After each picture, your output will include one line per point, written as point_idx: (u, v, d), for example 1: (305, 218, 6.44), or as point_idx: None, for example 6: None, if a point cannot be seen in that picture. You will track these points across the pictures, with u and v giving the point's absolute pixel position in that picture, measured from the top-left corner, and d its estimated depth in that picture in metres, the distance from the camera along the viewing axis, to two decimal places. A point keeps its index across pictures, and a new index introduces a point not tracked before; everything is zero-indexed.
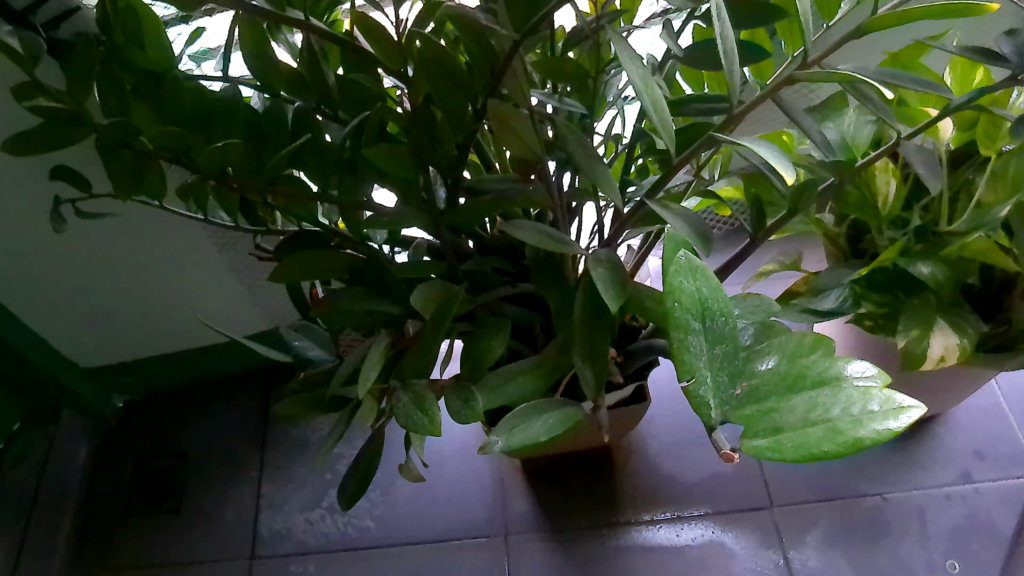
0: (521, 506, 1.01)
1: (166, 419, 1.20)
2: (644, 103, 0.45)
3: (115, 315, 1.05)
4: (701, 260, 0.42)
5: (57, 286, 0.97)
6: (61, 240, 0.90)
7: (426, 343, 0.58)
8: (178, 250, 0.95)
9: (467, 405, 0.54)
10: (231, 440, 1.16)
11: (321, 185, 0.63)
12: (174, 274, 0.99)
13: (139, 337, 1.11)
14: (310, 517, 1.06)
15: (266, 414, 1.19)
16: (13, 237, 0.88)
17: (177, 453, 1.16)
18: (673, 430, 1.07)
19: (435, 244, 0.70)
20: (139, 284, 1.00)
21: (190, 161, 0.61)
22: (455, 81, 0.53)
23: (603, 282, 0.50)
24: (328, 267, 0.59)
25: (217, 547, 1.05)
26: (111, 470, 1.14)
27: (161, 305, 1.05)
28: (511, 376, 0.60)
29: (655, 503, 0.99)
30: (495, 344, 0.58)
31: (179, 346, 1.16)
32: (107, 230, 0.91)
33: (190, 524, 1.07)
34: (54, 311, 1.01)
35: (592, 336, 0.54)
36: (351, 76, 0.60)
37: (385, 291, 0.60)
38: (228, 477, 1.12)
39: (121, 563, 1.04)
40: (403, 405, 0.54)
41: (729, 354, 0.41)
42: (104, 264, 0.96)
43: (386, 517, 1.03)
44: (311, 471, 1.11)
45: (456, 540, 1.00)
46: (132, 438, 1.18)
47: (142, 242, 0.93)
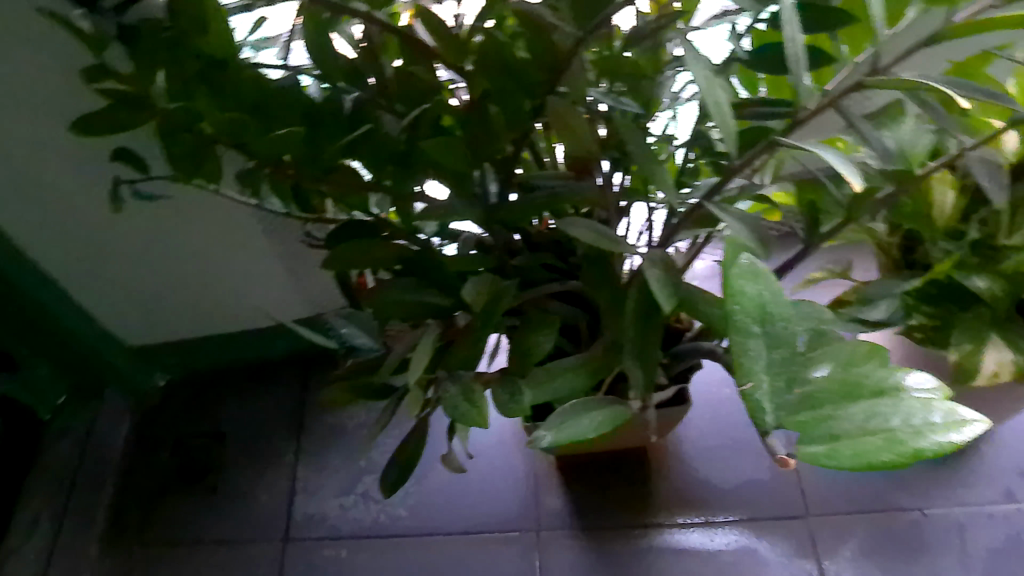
0: (555, 502, 1.02)
1: (205, 399, 1.22)
2: (706, 103, 0.45)
3: (161, 298, 1.08)
4: (763, 264, 0.41)
5: (105, 268, 1.00)
6: (113, 222, 0.93)
7: (473, 337, 0.58)
8: (224, 239, 0.97)
9: (513, 399, 0.55)
10: (268, 424, 1.18)
11: (375, 175, 0.64)
12: (219, 262, 1.01)
13: (184, 319, 1.14)
14: (344, 502, 1.08)
15: (304, 398, 1.20)
16: (68, 219, 0.91)
17: (214, 434, 1.18)
18: (711, 433, 1.06)
19: (483, 239, 0.67)
20: (185, 270, 1.02)
21: (247, 147, 0.63)
22: (513, 77, 0.54)
23: (658, 283, 0.49)
24: (378, 257, 0.59)
25: (252, 528, 1.08)
26: (150, 446, 1.17)
27: (205, 291, 1.07)
28: (557, 373, 0.59)
29: (690, 506, 0.99)
30: (542, 340, 0.59)
31: (221, 328, 1.18)
32: (156, 217, 0.93)
33: (227, 504, 1.10)
34: (102, 291, 1.04)
35: (643, 335, 0.53)
36: (409, 70, 0.59)
37: (435, 282, 0.61)
38: (265, 460, 1.14)
39: (159, 540, 1.08)
40: (451, 396, 0.56)
41: (788, 359, 0.40)
42: (152, 250, 0.98)
43: (419, 507, 1.04)
44: (345, 457, 1.13)
45: (488, 533, 1.00)
46: (171, 416, 1.21)
47: (188, 228, 0.95)
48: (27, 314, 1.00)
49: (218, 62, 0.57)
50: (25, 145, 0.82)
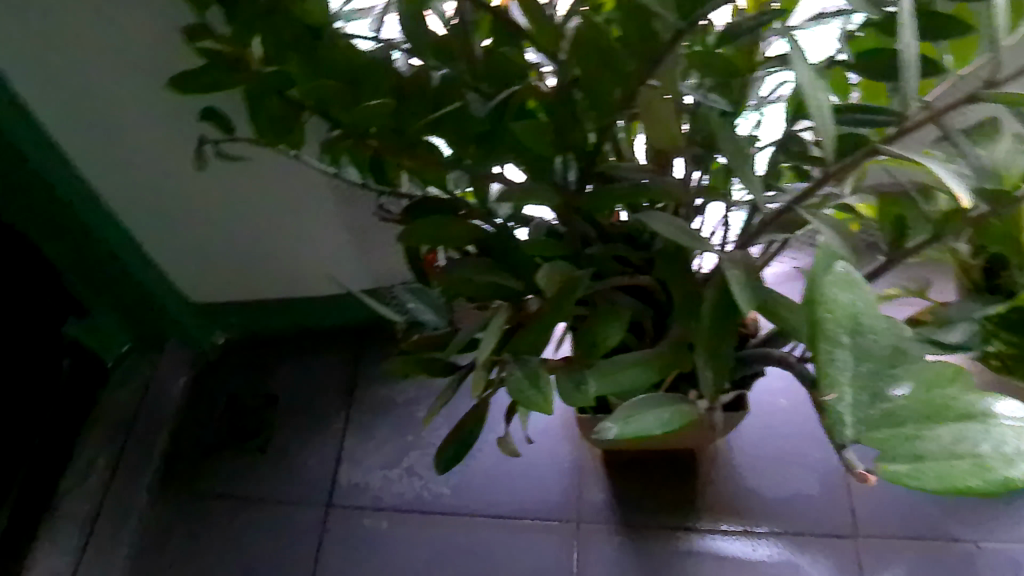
0: (597, 497, 1.02)
1: (261, 362, 1.25)
2: (807, 104, 0.44)
3: (229, 259, 1.10)
4: (860, 274, 0.41)
5: (180, 224, 1.03)
6: (192, 181, 0.95)
7: (543, 322, 0.57)
8: (295, 208, 0.98)
9: (577, 388, 0.56)
10: (320, 391, 1.20)
11: (457, 153, 0.63)
12: (288, 229, 1.02)
13: (248, 281, 1.16)
14: (388, 475, 1.10)
15: (357, 367, 1.22)
16: (151, 172, 0.94)
17: (267, 396, 1.21)
18: (763, 441, 1.04)
19: (556, 228, 0.68)
20: (254, 234, 1.04)
21: (332, 116, 0.64)
22: (609, 66, 0.53)
23: (738, 283, 0.49)
24: (454, 234, 0.60)
25: (297, 490, 1.11)
26: (206, 402, 1.22)
27: (271, 256, 1.09)
28: (623, 367, 0.59)
29: (734, 514, 0.98)
30: (611, 329, 0.59)
31: (281, 293, 1.20)
32: (230, 180, 0.95)
33: (275, 464, 1.14)
34: (173, 247, 1.07)
35: (719, 335, 0.52)
36: (497, 49, 0.59)
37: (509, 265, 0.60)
38: (314, 426, 1.17)
39: (208, 492, 1.13)
40: (517, 378, 0.56)
41: (880, 369, 0.40)
42: (225, 211, 1.00)
43: (461, 487, 1.06)
44: (393, 431, 1.14)
45: (528, 519, 1.01)
46: (228, 374, 1.25)
47: (262, 193, 0.96)
48: (101, 263, 1.03)
49: (315, 31, 0.60)
50: (115, 100, 0.84)
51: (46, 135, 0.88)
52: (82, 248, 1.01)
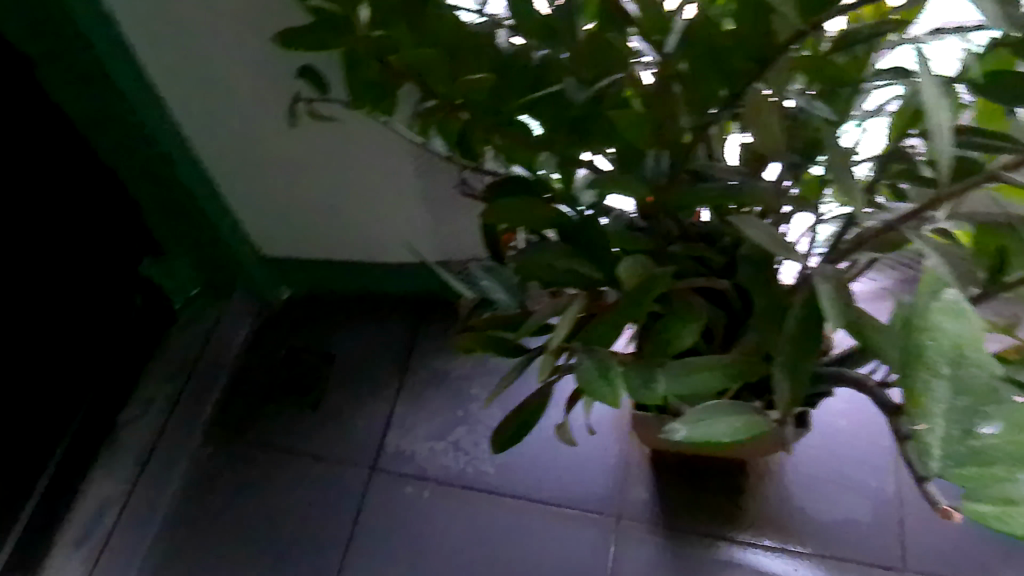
0: (640, 495, 1.02)
1: (323, 320, 1.27)
2: (931, 117, 0.43)
3: (303, 218, 1.11)
4: (970, 304, 0.39)
5: (261, 178, 1.05)
6: (278, 137, 0.97)
7: (618, 316, 0.56)
8: (374, 177, 0.98)
9: (647, 384, 0.55)
10: (377, 355, 1.22)
11: (549, 137, 0.62)
12: (364, 197, 1.03)
13: (319, 241, 1.17)
14: (434, 446, 1.11)
15: (415, 336, 1.23)
16: (241, 125, 0.96)
17: (325, 354, 1.23)
18: (818, 462, 1.01)
19: (637, 222, 0.68)
20: (331, 197, 1.05)
21: (428, 86, 0.64)
22: (718, 60, 0.52)
23: (828, 299, 0.48)
24: (538, 216, 0.59)
25: (345, 450, 1.13)
26: (265, 354, 1.25)
27: (345, 220, 1.10)
28: (695, 369, 0.58)
29: (779, 531, 0.96)
30: (686, 330, 0.58)
31: (349, 257, 1.21)
32: (313, 142, 0.96)
33: (326, 422, 1.16)
34: (252, 199, 1.10)
35: (801, 348, 0.51)
36: (604, 35, 0.57)
37: (590, 255, 0.59)
38: (367, 390, 1.18)
39: (260, 441, 1.16)
40: (585, 368, 0.55)
41: (971, 407, 0.37)
42: (305, 171, 1.02)
43: (506, 468, 1.07)
44: (444, 403, 1.15)
45: (568, 509, 1.02)
46: (290, 328, 1.27)
47: (344, 158, 0.97)
48: (183, 207, 1.08)
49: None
50: (214, 53, 0.86)
51: (146, 80, 0.91)
52: (168, 190, 1.05)
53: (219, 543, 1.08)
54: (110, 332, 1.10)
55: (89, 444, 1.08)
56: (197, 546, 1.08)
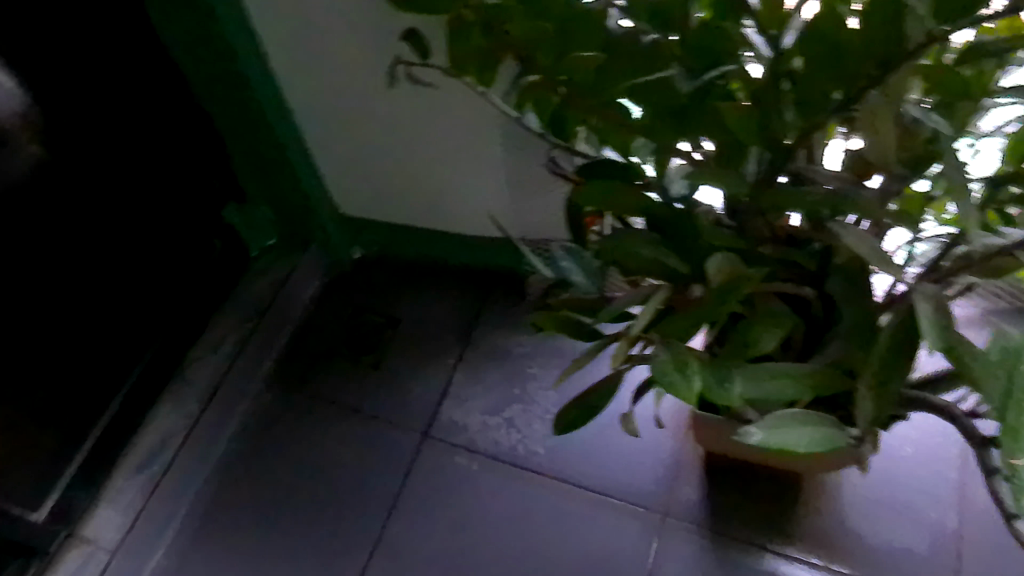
0: (690, 495, 1.02)
1: (391, 283, 1.29)
2: None
3: (385, 181, 1.12)
4: None
5: (349, 138, 1.06)
6: (371, 100, 0.97)
7: (700, 311, 0.55)
8: (461, 148, 0.98)
9: (722, 385, 0.54)
10: (441, 324, 1.23)
11: (647, 125, 0.61)
12: (448, 168, 1.03)
13: (397, 206, 1.18)
14: (488, 421, 1.12)
15: (479, 309, 1.23)
16: (337, 84, 0.97)
17: (389, 317, 1.25)
18: (879, 486, 0.99)
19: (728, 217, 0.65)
20: (414, 165, 1.06)
21: (533, 60, 0.63)
22: (839, 63, 0.50)
23: (928, 319, 0.46)
24: (627, 202, 0.58)
25: (400, 414, 1.15)
26: (333, 310, 1.28)
27: (425, 189, 1.10)
28: (775, 376, 0.57)
29: (828, 550, 0.95)
30: (768, 334, 0.58)
31: (423, 225, 1.21)
32: (406, 107, 0.96)
33: (384, 384, 1.18)
34: (337, 158, 1.11)
35: (890, 365, 0.49)
36: (719, 23, 0.56)
37: (681, 248, 0.59)
38: (427, 357, 1.20)
39: (319, 393, 1.19)
40: (661, 361, 0.54)
41: None
42: (393, 137, 1.02)
43: (556, 451, 1.08)
44: (502, 379, 1.16)
45: (615, 500, 1.03)
46: (358, 287, 1.29)
47: (434, 127, 0.97)
48: (270, 157, 1.10)
49: None
50: (318, 11, 0.87)
51: (251, 30, 0.93)
52: (258, 139, 1.08)
53: (270, 487, 1.11)
54: (187, 273, 1.15)
55: (157, 378, 1.14)
56: (250, 487, 1.12)
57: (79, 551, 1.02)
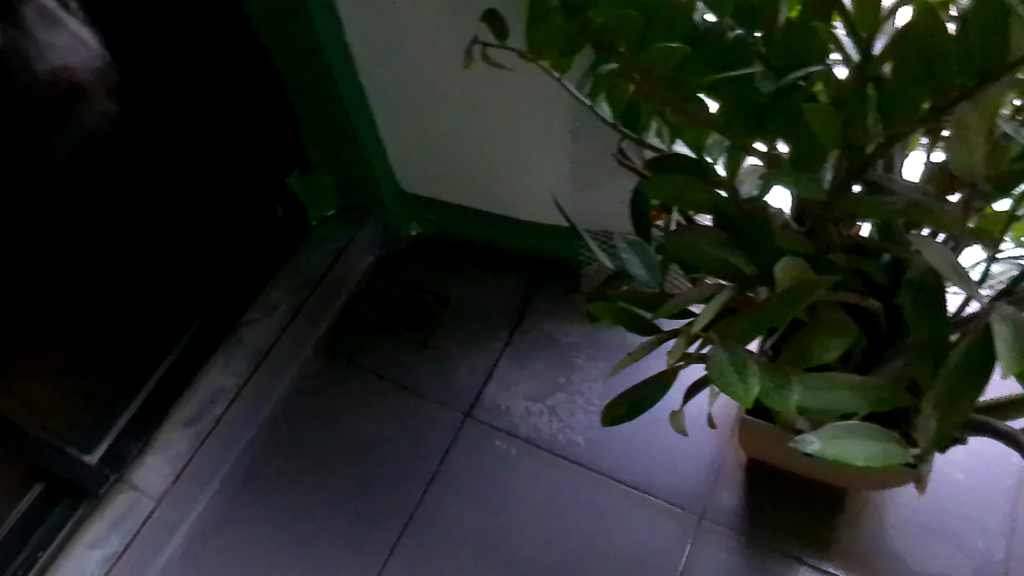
0: (728, 500, 1.01)
1: (445, 262, 1.30)
2: None
3: (449, 160, 1.13)
4: None
5: (417, 114, 1.07)
6: (443, 78, 0.98)
7: (764, 314, 0.55)
8: (529, 132, 0.98)
9: (780, 392, 0.53)
10: (491, 308, 1.23)
11: (725, 120, 0.60)
12: (514, 151, 1.03)
13: (458, 186, 1.19)
14: (530, 407, 1.13)
15: (531, 296, 1.23)
16: (410, 59, 0.98)
17: (440, 296, 1.26)
18: (925, 510, 0.97)
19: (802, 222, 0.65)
20: (480, 146, 1.06)
21: (613, 48, 0.62)
22: (934, 71, 0.48)
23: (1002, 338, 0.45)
24: (698, 199, 0.57)
25: (444, 393, 1.16)
26: (385, 284, 1.29)
27: (488, 170, 1.11)
28: (836, 387, 0.56)
29: (866, 569, 0.94)
30: (831, 343, 0.57)
31: (482, 208, 1.21)
32: (478, 87, 0.96)
33: (431, 361, 1.19)
34: (404, 133, 1.12)
35: (959, 387, 0.48)
36: (808, 23, 0.53)
37: (750, 249, 0.58)
38: (475, 339, 1.20)
39: (366, 365, 1.21)
40: (720, 361, 0.54)
41: None
42: (462, 116, 1.03)
43: (597, 444, 1.08)
44: (548, 367, 1.16)
45: (651, 497, 1.02)
46: (412, 264, 1.30)
47: (504, 109, 0.97)
48: (338, 128, 1.12)
49: None
50: None
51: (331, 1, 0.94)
52: (327, 110, 1.09)
53: (312, 453, 1.14)
54: (247, 237, 1.18)
55: (211, 337, 1.17)
56: (292, 450, 1.14)
57: (125, 496, 1.05)
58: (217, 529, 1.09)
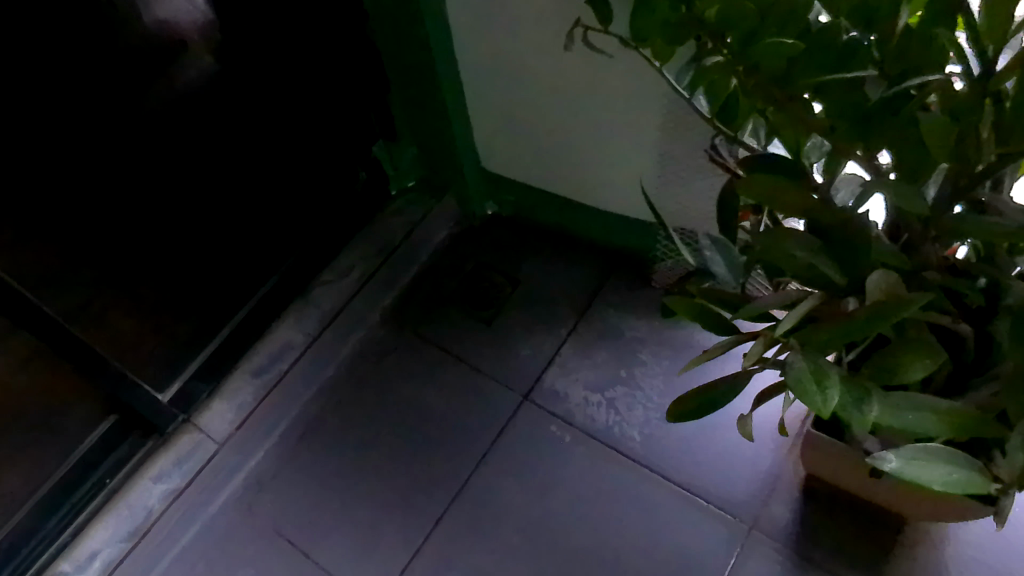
0: (781, 513, 0.99)
1: (517, 245, 1.30)
2: None
3: (535, 142, 1.13)
4: None
5: (509, 93, 1.07)
6: (541, 58, 0.97)
7: (850, 326, 0.53)
8: (620, 120, 0.98)
9: (857, 407, 0.52)
10: (559, 294, 1.23)
11: (828, 124, 0.57)
12: (602, 139, 1.03)
13: (540, 170, 1.18)
14: (588, 397, 1.12)
15: (600, 286, 1.23)
16: (509, 37, 0.97)
17: (509, 278, 1.26)
18: (988, 549, 0.93)
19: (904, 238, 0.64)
20: (569, 130, 1.06)
21: (722, 41, 0.61)
22: None
23: None
24: (793, 202, 0.55)
25: (505, 373, 1.17)
26: (457, 260, 1.30)
27: (574, 156, 1.10)
28: (917, 408, 0.55)
29: None
30: (917, 363, 0.55)
31: (561, 193, 1.20)
32: (575, 71, 0.95)
33: (494, 341, 1.20)
34: (493, 111, 1.12)
35: None
36: (931, 29, 0.52)
37: (842, 258, 0.56)
38: (540, 323, 1.21)
39: (430, 338, 1.22)
40: (799, 370, 0.53)
41: None
42: (554, 99, 1.02)
43: (652, 442, 1.07)
44: (610, 359, 1.15)
45: (702, 502, 1.01)
46: (483, 244, 1.31)
47: (598, 94, 0.96)
48: (429, 100, 1.13)
49: None
50: None
51: None
52: (420, 82, 1.11)
53: (370, 417, 1.16)
54: (328, 200, 1.20)
55: (286, 294, 1.19)
56: (351, 412, 1.17)
57: (190, 437, 1.10)
58: (273, 480, 1.12)
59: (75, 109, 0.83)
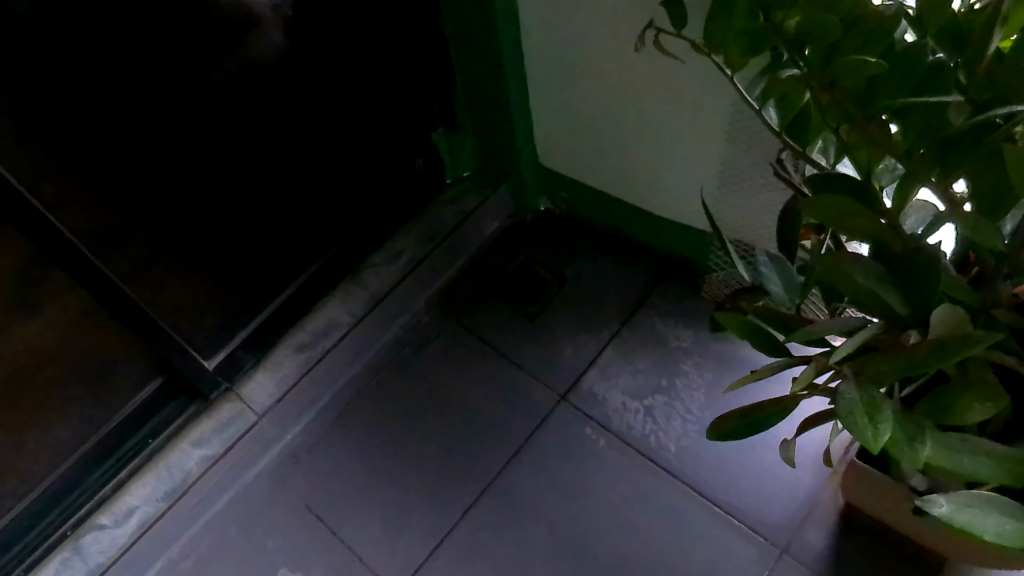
0: (816, 540, 0.97)
1: (568, 244, 1.29)
2: None
3: (595, 141, 1.11)
4: None
5: (574, 90, 1.06)
6: (610, 57, 0.96)
7: (910, 359, 0.51)
8: (686, 126, 0.96)
9: (910, 444, 0.50)
10: (607, 297, 1.22)
11: (906, 147, 0.55)
12: (666, 143, 1.01)
13: (598, 170, 1.17)
14: (627, 403, 1.11)
15: (647, 292, 1.21)
16: (581, 34, 0.96)
17: (557, 276, 1.26)
18: None
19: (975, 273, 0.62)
20: (632, 132, 1.04)
21: (800, 54, 0.59)
22: None
23: None
24: (861, 224, 0.53)
25: (545, 371, 1.16)
26: (506, 253, 1.30)
27: (634, 159, 1.08)
28: (973, 452, 0.53)
29: None
30: (976, 405, 0.53)
31: (617, 195, 1.19)
32: (644, 72, 0.94)
33: (537, 338, 1.20)
34: (557, 106, 1.12)
35: None
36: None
37: (907, 287, 0.54)
38: (584, 324, 1.20)
39: (473, 329, 1.22)
40: (851, 400, 0.51)
41: None
42: (619, 99, 1.01)
43: (687, 454, 1.05)
44: (652, 366, 1.14)
45: (737, 521, 0.99)
46: (533, 240, 1.31)
47: (665, 98, 0.95)
48: (494, 92, 1.12)
49: None
50: None
51: None
52: (486, 73, 1.10)
53: (408, 403, 1.16)
54: (385, 184, 1.20)
55: (333, 274, 1.21)
56: (389, 396, 1.18)
57: (231, 406, 1.11)
58: (309, 454, 1.14)
59: (162, 85, 0.84)
